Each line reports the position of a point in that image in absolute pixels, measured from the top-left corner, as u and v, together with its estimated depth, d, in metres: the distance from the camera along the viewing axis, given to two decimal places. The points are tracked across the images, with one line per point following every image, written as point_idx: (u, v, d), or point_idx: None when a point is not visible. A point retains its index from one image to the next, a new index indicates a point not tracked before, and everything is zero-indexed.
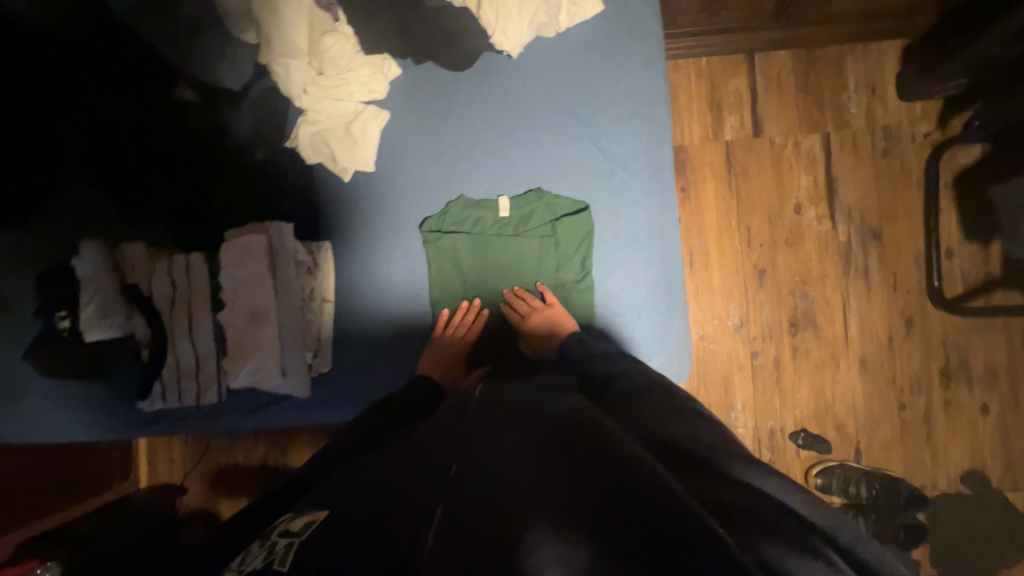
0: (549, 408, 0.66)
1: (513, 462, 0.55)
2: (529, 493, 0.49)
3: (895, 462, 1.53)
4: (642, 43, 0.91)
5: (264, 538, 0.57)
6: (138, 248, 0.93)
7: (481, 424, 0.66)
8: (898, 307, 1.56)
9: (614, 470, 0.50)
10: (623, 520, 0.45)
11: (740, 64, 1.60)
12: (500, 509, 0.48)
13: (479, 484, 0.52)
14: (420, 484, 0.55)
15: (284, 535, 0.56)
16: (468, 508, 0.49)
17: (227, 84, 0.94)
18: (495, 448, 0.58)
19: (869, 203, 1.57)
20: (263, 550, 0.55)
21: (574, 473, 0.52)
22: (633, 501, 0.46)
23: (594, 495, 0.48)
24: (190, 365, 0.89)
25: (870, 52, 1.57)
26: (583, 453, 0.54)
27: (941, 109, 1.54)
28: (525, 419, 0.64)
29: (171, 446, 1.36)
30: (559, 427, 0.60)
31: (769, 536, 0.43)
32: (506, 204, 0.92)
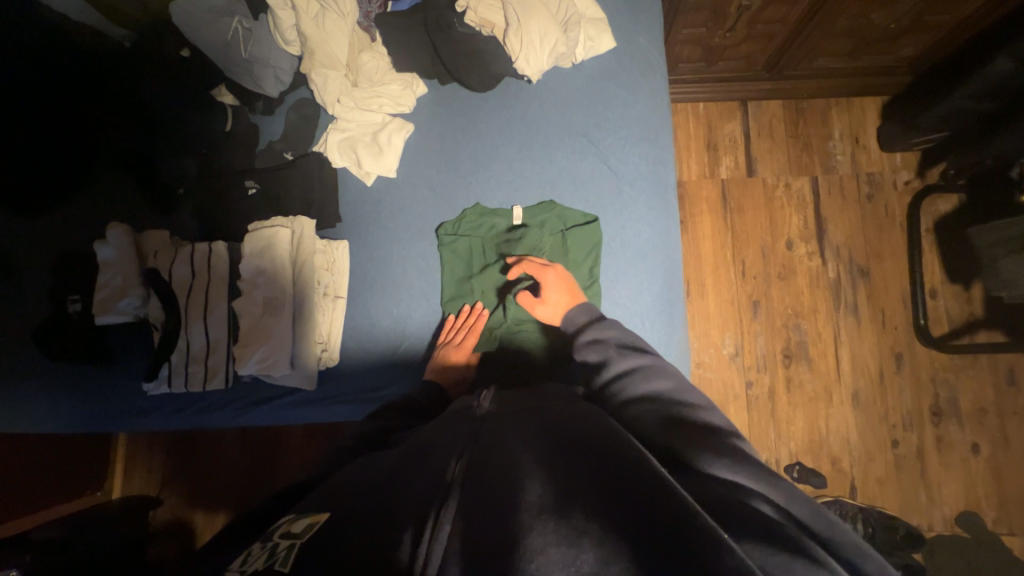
0: (551, 413, 0.65)
1: (515, 465, 0.53)
2: (528, 498, 0.48)
3: (890, 499, 1.52)
4: (649, 77, 1.01)
5: (263, 541, 0.50)
6: (163, 236, 0.98)
7: (481, 424, 0.64)
8: (888, 343, 1.61)
9: (618, 474, 0.49)
10: (630, 523, 0.44)
11: (735, 111, 1.73)
12: (502, 515, 0.47)
13: (481, 489, 0.51)
14: (420, 486, 0.54)
15: (284, 537, 0.50)
16: (470, 514, 0.48)
17: (265, 91, 1.02)
18: (495, 450, 0.57)
19: (856, 243, 1.66)
20: (263, 551, 0.48)
21: (578, 475, 0.50)
22: (639, 508, 0.45)
23: (597, 498, 0.47)
24: (201, 350, 0.91)
25: (853, 106, 1.72)
26: (587, 456, 0.53)
27: (919, 159, 1.67)
28: (526, 423, 0.63)
29: (151, 456, 1.30)
30: (562, 430, 0.59)
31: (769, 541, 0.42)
32: (519, 213, 0.98)
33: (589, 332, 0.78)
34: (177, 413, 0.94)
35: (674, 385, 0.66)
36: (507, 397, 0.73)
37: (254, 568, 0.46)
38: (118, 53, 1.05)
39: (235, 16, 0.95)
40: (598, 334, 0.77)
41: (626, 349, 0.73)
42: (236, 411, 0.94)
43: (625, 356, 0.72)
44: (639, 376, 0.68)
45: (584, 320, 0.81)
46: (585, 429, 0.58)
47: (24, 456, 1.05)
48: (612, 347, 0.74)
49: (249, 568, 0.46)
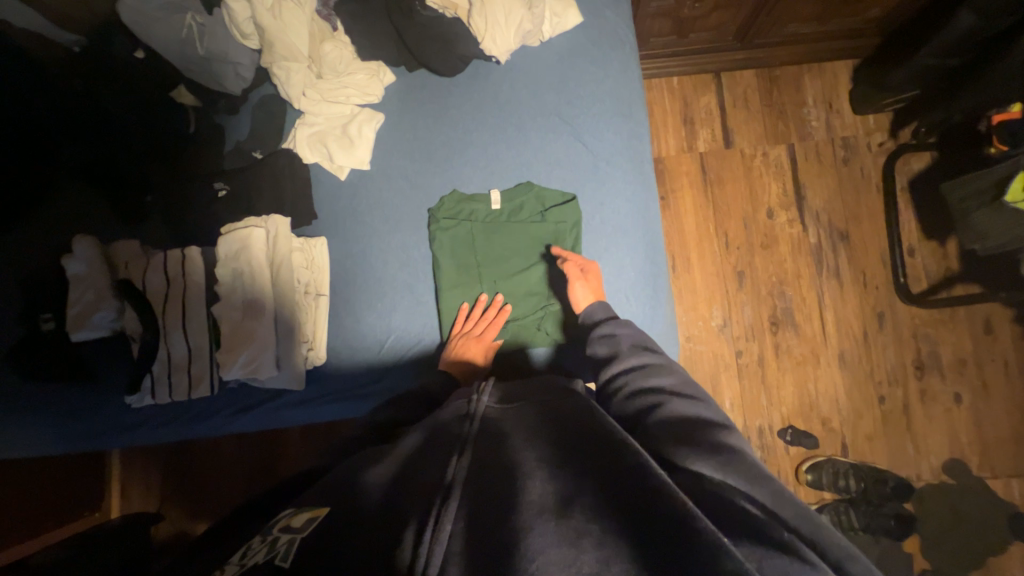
0: (554, 403, 0.63)
1: (512, 464, 0.52)
2: (530, 498, 0.47)
3: (880, 454, 1.56)
4: (619, 50, 1.00)
5: (263, 535, 0.51)
6: (132, 245, 0.94)
7: (485, 420, 0.62)
8: (870, 303, 1.64)
9: (622, 469, 0.49)
10: (632, 524, 0.44)
11: (709, 83, 1.73)
12: (503, 515, 0.47)
13: (482, 489, 0.51)
14: (420, 484, 0.53)
15: (284, 531, 0.51)
16: (470, 514, 0.48)
17: (227, 89, 0.99)
18: (496, 446, 0.56)
19: (835, 207, 1.68)
20: (263, 545, 0.49)
21: (581, 472, 0.50)
22: (642, 505, 0.45)
23: (599, 498, 0.47)
24: (183, 358, 0.89)
25: (824, 71, 1.72)
26: (592, 453, 0.52)
27: (890, 120, 1.69)
28: (529, 416, 0.61)
29: (146, 471, 1.29)
30: (565, 424, 0.58)
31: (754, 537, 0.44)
32: (497, 197, 0.97)
33: (601, 326, 0.79)
34: (165, 425, 0.93)
35: (682, 386, 0.66)
36: (507, 386, 0.70)
37: (256, 562, 0.47)
38: (67, 59, 1.00)
39: (187, 12, 0.92)
40: (610, 330, 0.78)
41: (639, 349, 0.73)
42: (225, 418, 0.93)
43: (636, 353, 0.72)
44: (645, 372, 0.68)
45: (599, 316, 0.82)
46: (584, 423, 0.57)
47: (11, 481, 1.03)
48: (624, 344, 0.75)
49: (251, 563, 0.47)
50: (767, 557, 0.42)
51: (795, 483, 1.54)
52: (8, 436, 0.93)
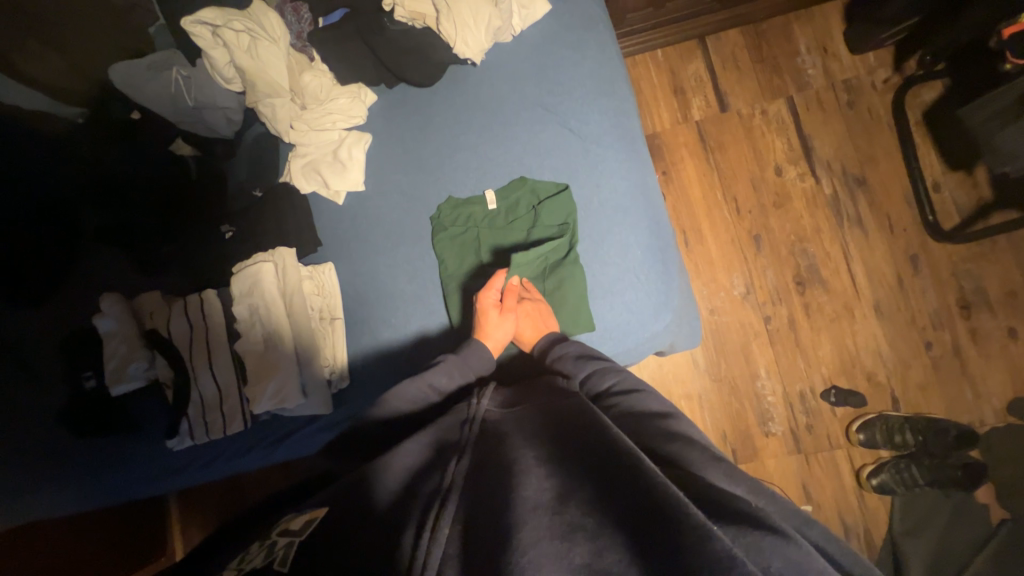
0: (548, 409, 0.67)
1: (511, 468, 0.55)
2: (529, 493, 0.50)
3: (936, 403, 1.48)
4: (593, 30, 0.99)
5: (264, 540, 0.53)
6: (155, 296, 0.98)
7: (486, 426, 0.66)
8: (901, 247, 1.56)
9: (612, 464, 0.51)
10: (621, 514, 0.45)
11: (694, 50, 1.70)
12: (500, 513, 0.49)
13: (482, 493, 0.53)
14: (424, 488, 0.56)
15: (283, 535, 0.53)
16: (468, 516, 0.51)
17: (221, 133, 1.03)
18: (495, 450, 0.60)
19: (846, 153, 1.61)
20: (262, 550, 0.52)
21: (576, 471, 0.52)
22: (632, 494, 0.47)
23: (595, 491, 0.49)
24: (215, 398, 0.91)
25: (813, 16, 1.66)
26: (584, 451, 0.55)
27: (893, 54, 1.61)
28: (525, 421, 0.65)
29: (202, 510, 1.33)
30: (558, 428, 0.61)
31: (736, 522, 0.46)
32: (493, 197, 0.97)
33: (552, 349, 0.82)
34: (208, 463, 0.96)
35: (654, 400, 0.70)
36: (506, 393, 0.75)
37: (254, 567, 0.49)
38: (74, 129, 1.05)
39: (172, 67, 0.96)
40: (559, 351, 0.81)
41: (584, 358, 0.79)
42: (262, 450, 0.95)
43: (581, 366, 0.77)
44: (596, 379, 0.74)
45: (571, 353, 0.80)
46: (585, 425, 0.59)
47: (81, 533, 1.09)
48: (571, 356, 0.80)
49: (249, 566, 0.49)
50: (752, 539, 0.44)
51: (848, 445, 1.48)
52: (66, 494, 0.98)
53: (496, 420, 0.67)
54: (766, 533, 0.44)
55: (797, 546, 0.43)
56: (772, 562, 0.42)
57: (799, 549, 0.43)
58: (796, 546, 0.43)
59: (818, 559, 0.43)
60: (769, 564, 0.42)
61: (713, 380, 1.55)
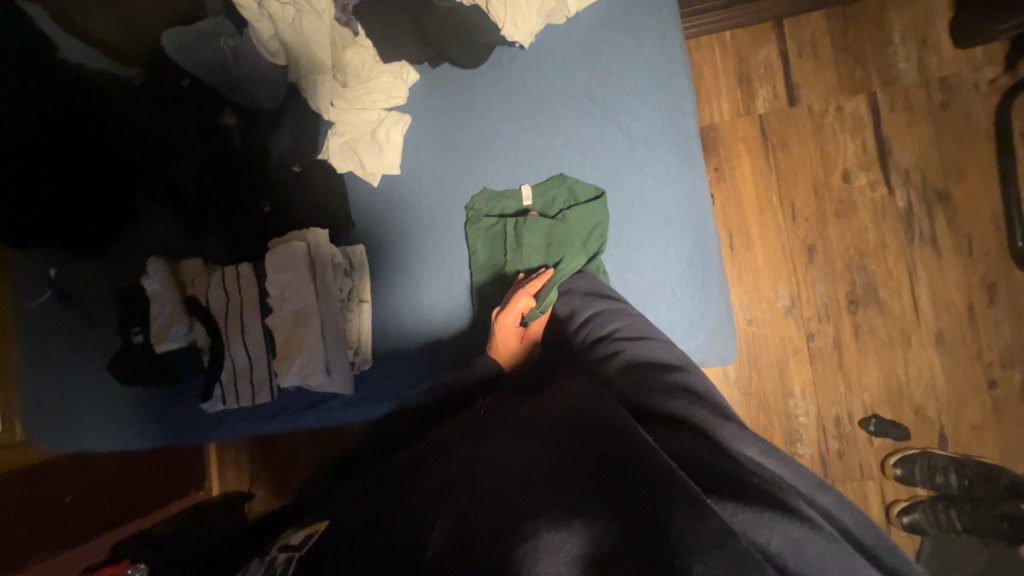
0: (541, 398, 0.67)
1: (506, 460, 0.56)
2: (525, 482, 0.52)
3: (990, 447, 1.36)
4: (656, 14, 0.90)
5: (264, 555, 0.71)
6: (196, 264, 1.02)
7: (480, 425, 0.69)
8: (978, 273, 1.40)
9: (607, 451, 0.51)
10: (613, 506, 0.46)
11: (768, 34, 1.53)
12: (496, 505, 0.51)
13: (479, 483, 0.55)
14: (422, 494, 0.60)
15: (284, 549, 0.70)
16: (465, 506, 0.54)
17: (263, 105, 1.03)
18: (495, 440, 0.61)
19: (930, 162, 1.44)
20: (263, 562, 0.69)
21: (570, 457, 0.53)
22: (623, 486, 0.47)
23: (587, 482, 0.50)
24: (246, 368, 0.95)
25: (915, 0, 1.45)
26: (573, 435, 0.55)
27: (1006, 50, 1.39)
28: (526, 408, 0.66)
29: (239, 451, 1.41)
30: (548, 411, 0.61)
31: (739, 497, 0.45)
32: (529, 192, 0.93)
33: (560, 282, 0.85)
34: (237, 424, 1.01)
35: (658, 350, 0.68)
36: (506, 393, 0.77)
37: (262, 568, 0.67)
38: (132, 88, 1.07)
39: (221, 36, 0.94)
40: (567, 286, 0.83)
41: (593, 298, 0.79)
42: (286, 419, 0.99)
43: (590, 303, 0.79)
44: (601, 321, 0.75)
45: (579, 288, 0.82)
46: (581, 405, 0.59)
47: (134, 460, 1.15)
48: (580, 295, 0.81)
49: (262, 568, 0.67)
50: (754, 517, 0.43)
51: (881, 478, 1.39)
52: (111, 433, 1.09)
53: (494, 418, 0.69)
54: (767, 510, 0.43)
55: (800, 521, 0.42)
56: (773, 541, 0.41)
57: (802, 527, 0.41)
58: (801, 522, 0.42)
59: (823, 531, 0.42)
60: (768, 543, 0.41)
61: (742, 393, 1.49)
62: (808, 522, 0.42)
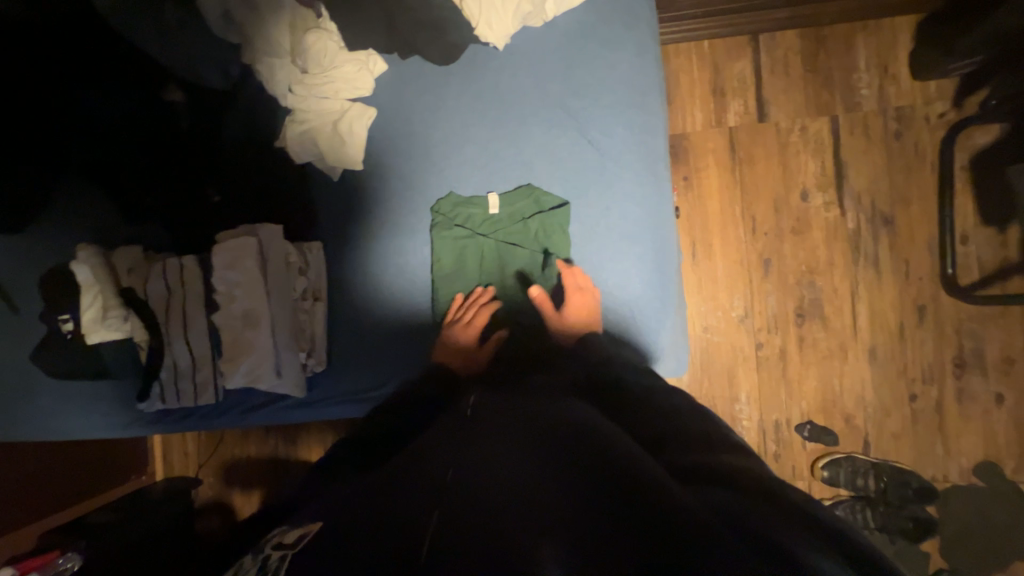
0: (542, 415, 0.66)
1: (507, 472, 0.54)
2: (526, 495, 0.49)
3: (906, 454, 1.49)
4: (634, 29, 0.89)
5: (257, 553, 0.57)
6: (134, 253, 0.93)
7: (472, 432, 0.66)
8: (911, 295, 1.51)
9: (613, 468, 0.50)
10: (617, 520, 0.44)
11: (743, 48, 1.55)
12: (498, 508, 0.48)
13: (477, 486, 0.52)
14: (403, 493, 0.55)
15: (277, 548, 0.55)
16: (463, 506, 0.49)
17: (213, 84, 0.93)
18: (494, 450, 0.59)
19: (880, 187, 1.52)
20: (257, 561, 0.55)
21: (573, 474, 0.51)
22: (631, 499, 0.45)
23: (594, 496, 0.48)
24: (188, 367, 0.89)
25: (882, 29, 1.50)
26: (577, 454, 0.54)
27: (956, 87, 1.47)
28: (523, 422, 0.64)
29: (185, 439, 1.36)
30: (551, 432, 0.60)
31: (755, 514, 0.44)
32: (496, 201, 0.91)
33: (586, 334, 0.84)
34: (176, 423, 0.95)
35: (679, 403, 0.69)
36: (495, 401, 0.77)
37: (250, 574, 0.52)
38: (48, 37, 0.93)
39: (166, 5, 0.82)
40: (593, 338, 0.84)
41: (622, 353, 0.80)
42: (230, 419, 0.95)
43: (622, 356, 0.79)
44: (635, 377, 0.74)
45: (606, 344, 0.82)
46: (582, 431, 0.59)
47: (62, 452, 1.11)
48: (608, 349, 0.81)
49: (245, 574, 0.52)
50: (771, 530, 0.42)
51: (809, 478, 1.51)
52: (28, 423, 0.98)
53: (485, 425, 0.67)
54: (788, 530, 0.42)
55: (821, 546, 0.41)
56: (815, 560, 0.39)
57: (823, 550, 0.41)
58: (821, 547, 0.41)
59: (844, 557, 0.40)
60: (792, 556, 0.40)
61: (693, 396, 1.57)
62: (827, 544, 0.41)
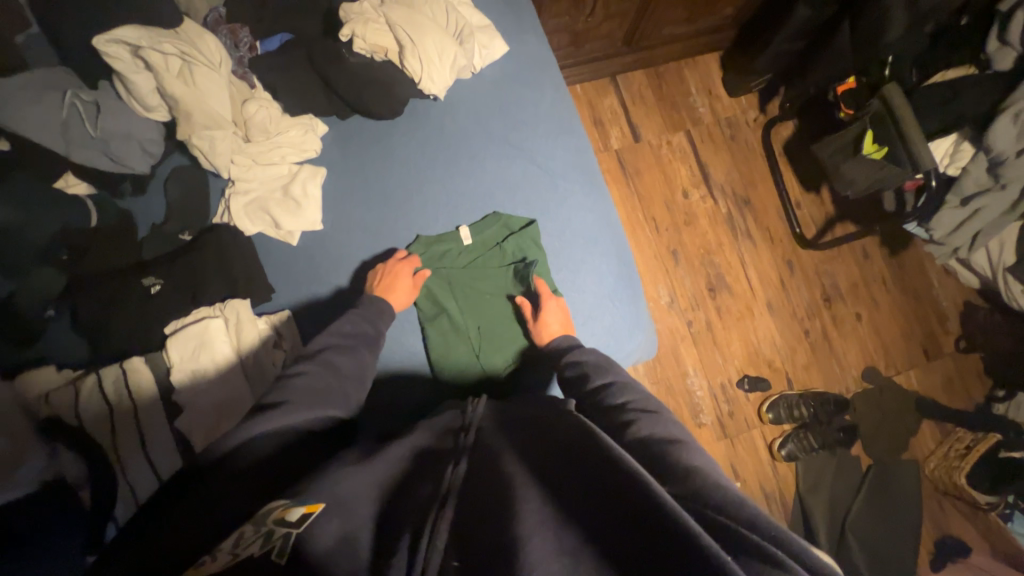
0: (541, 416, 0.67)
1: (505, 477, 0.55)
2: (525, 512, 0.48)
3: (817, 378, 1.82)
4: (548, 71, 1.05)
5: (256, 524, 0.50)
6: (47, 373, 0.77)
7: (471, 436, 0.65)
8: (780, 254, 1.90)
9: (602, 466, 0.50)
10: (612, 524, 0.45)
11: (608, 87, 1.89)
12: (495, 519, 0.49)
13: (477, 499, 0.53)
14: (408, 504, 0.55)
15: (280, 524, 0.49)
16: (467, 519, 0.51)
17: (134, 169, 0.86)
18: (493, 462, 0.59)
19: (734, 177, 1.92)
20: (258, 535, 0.48)
21: (570, 474, 0.52)
22: (619, 498, 0.46)
23: (590, 498, 0.48)
24: (154, 488, 0.74)
25: (699, 64, 1.96)
26: (573, 454, 0.54)
27: (758, 98, 1.97)
28: (519, 430, 0.65)
29: None
30: (552, 431, 0.61)
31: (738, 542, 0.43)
32: (467, 232, 0.95)
33: (568, 354, 0.81)
34: None
35: (652, 415, 0.66)
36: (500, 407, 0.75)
37: (252, 555, 0.45)
38: None
39: (65, 90, 0.80)
40: (576, 356, 0.80)
41: (603, 369, 0.77)
42: None
43: (600, 374, 0.76)
44: (613, 393, 0.72)
45: (588, 360, 0.79)
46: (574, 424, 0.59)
47: None
48: (589, 365, 0.78)
49: (246, 554, 0.45)
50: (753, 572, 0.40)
51: (760, 424, 1.75)
52: None
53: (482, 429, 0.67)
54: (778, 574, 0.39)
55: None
56: None
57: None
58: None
59: None
60: None
61: (652, 382, 1.73)
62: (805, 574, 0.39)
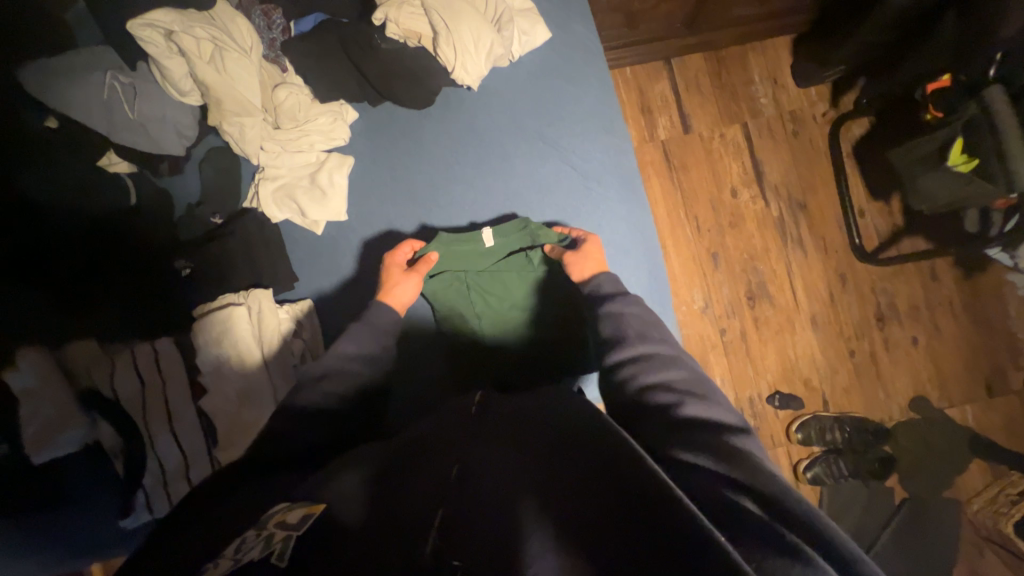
0: (548, 410, 0.64)
1: (505, 472, 0.51)
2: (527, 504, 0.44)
3: (857, 403, 1.70)
4: (593, 62, 0.97)
5: (257, 528, 0.46)
6: (87, 347, 0.82)
7: (472, 428, 0.63)
8: (832, 266, 1.75)
9: (620, 466, 0.46)
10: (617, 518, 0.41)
11: (661, 71, 1.75)
12: (494, 511, 0.45)
13: (476, 491, 0.50)
14: (407, 490, 0.52)
15: (280, 527, 0.45)
16: (467, 512, 0.47)
17: (169, 151, 0.88)
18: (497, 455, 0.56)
19: (791, 178, 1.76)
20: (259, 540, 0.44)
21: (576, 470, 0.49)
22: (632, 500, 0.42)
23: (597, 497, 0.44)
24: (179, 467, 0.78)
25: (766, 49, 1.78)
26: (582, 452, 0.51)
27: (831, 90, 1.77)
28: (524, 423, 0.62)
29: None
30: (557, 427, 0.58)
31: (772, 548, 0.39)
32: (489, 235, 0.91)
33: (609, 303, 0.77)
34: None
35: (696, 399, 0.63)
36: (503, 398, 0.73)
37: (253, 559, 0.41)
38: None
39: (107, 71, 0.83)
40: (618, 307, 0.76)
41: (647, 333, 0.72)
42: None
43: (644, 339, 0.71)
44: (655, 362, 0.68)
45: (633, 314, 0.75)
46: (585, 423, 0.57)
47: None
48: (631, 325, 0.74)
49: (246, 558, 0.41)
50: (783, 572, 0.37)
51: (787, 444, 1.66)
52: None
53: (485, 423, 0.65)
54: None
55: None
56: None
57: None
58: None
59: None
60: None
61: None
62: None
